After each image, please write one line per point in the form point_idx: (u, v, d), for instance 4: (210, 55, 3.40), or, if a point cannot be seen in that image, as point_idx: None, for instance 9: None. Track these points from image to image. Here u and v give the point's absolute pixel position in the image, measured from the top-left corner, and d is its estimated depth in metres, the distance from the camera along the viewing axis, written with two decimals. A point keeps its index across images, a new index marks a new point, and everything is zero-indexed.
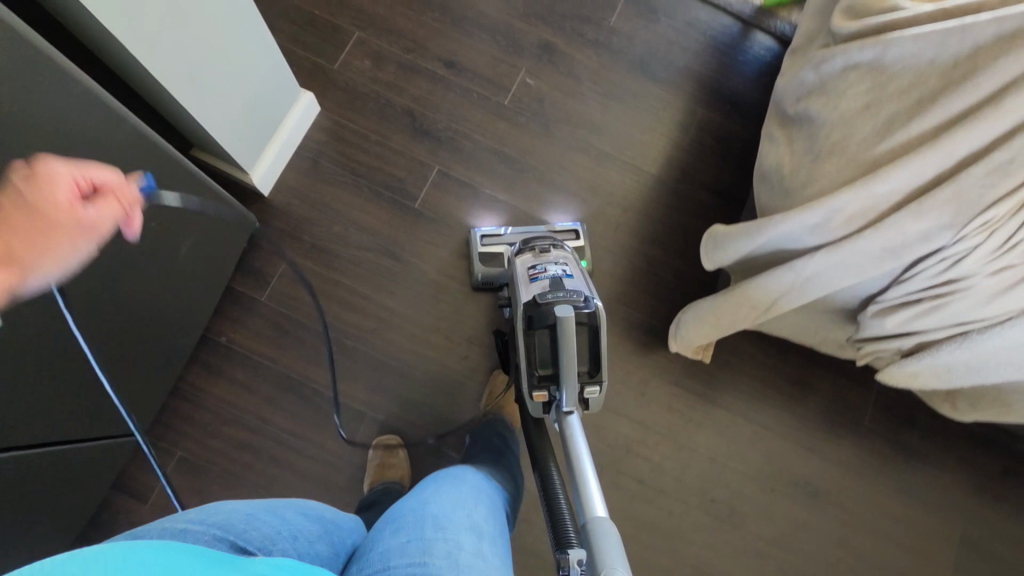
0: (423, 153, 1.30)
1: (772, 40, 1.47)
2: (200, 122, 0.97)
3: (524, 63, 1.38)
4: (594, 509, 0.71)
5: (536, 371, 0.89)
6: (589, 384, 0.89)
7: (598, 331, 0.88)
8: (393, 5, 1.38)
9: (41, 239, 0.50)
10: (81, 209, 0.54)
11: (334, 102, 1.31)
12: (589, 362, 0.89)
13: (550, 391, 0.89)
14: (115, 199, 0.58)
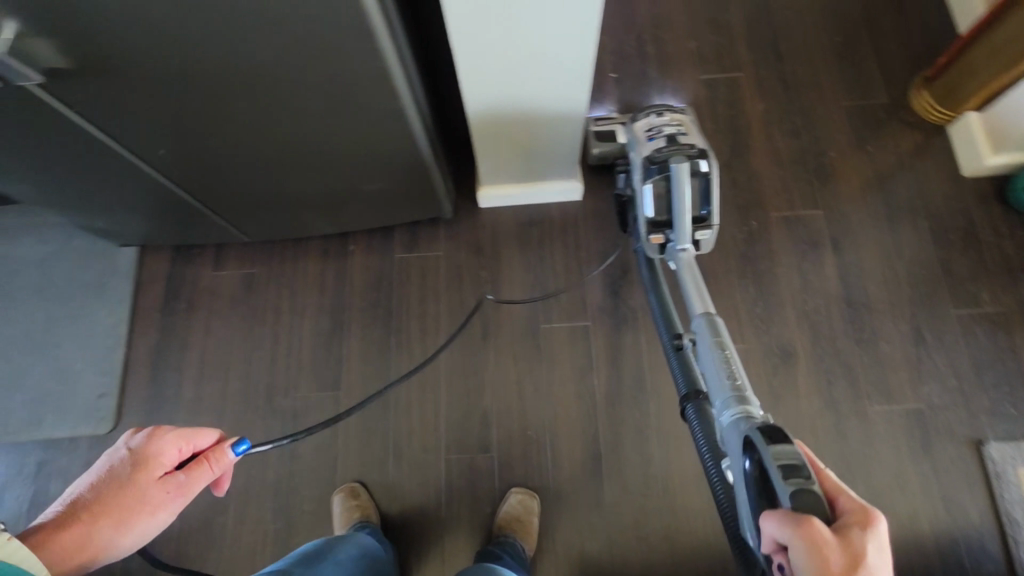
0: (595, 303, 1.27)
1: None
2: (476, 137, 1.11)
3: (751, 343, 1.21)
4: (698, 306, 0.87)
5: (650, 219, 1.02)
6: (701, 228, 1.00)
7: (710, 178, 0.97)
8: (718, 196, 1.32)
9: (118, 524, 0.59)
10: (172, 480, 0.63)
11: (593, 205, 1.33)
12: (703, 206, 0.98)
13: (665, 235, 1.03)
14: (209, 463, 0.66)
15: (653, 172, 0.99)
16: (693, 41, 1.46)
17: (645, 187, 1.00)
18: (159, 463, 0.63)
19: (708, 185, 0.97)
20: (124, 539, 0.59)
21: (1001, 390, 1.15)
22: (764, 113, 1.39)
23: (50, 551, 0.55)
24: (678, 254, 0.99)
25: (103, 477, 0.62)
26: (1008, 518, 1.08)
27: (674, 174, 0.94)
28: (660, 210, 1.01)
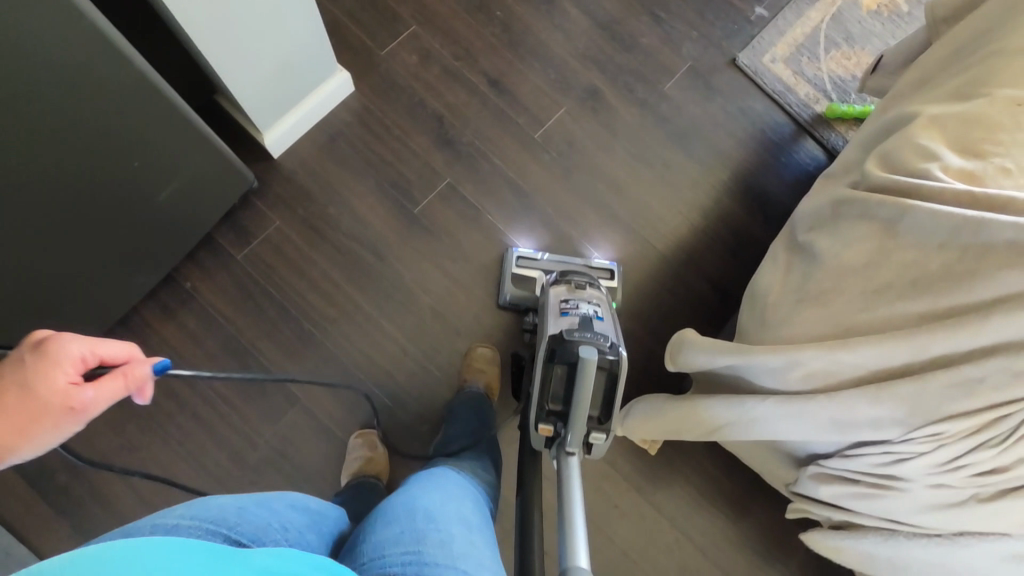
0: (439, 161, 1.29)
1: (820, 151, 1.42)
2: (222, 76, 0.98)
3: (566, 104, 1.36)
4: (579, 556, 0.64)
5: (546, 405, 0.85)
6: (597, 431, 0.82)
7: (616, 378, 0.82)
8: (457, 10, 1.36)
9: (26, 434, 0.50)
10: (75, 395, 0.51)
11: (369, 86, 1.30)
12: (598, 408, 0.82)
13: (556, 427, 0.84)
14: (121, 379, 0.54)
15: (556, 357, 0.83)
16: None
17: (544, 373, 0.84)
18: (60, 366, 0.52)
19: (614, 387, 0.83)
20: (16, 457, 0.50)
21: (722, 18, 1.46)
22: None
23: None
24: (568, 456, 0.81)
25: (0, 374, 0.51)
26: (776, 95, 1.44)
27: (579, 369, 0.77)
28: (558, 394, 0.85)
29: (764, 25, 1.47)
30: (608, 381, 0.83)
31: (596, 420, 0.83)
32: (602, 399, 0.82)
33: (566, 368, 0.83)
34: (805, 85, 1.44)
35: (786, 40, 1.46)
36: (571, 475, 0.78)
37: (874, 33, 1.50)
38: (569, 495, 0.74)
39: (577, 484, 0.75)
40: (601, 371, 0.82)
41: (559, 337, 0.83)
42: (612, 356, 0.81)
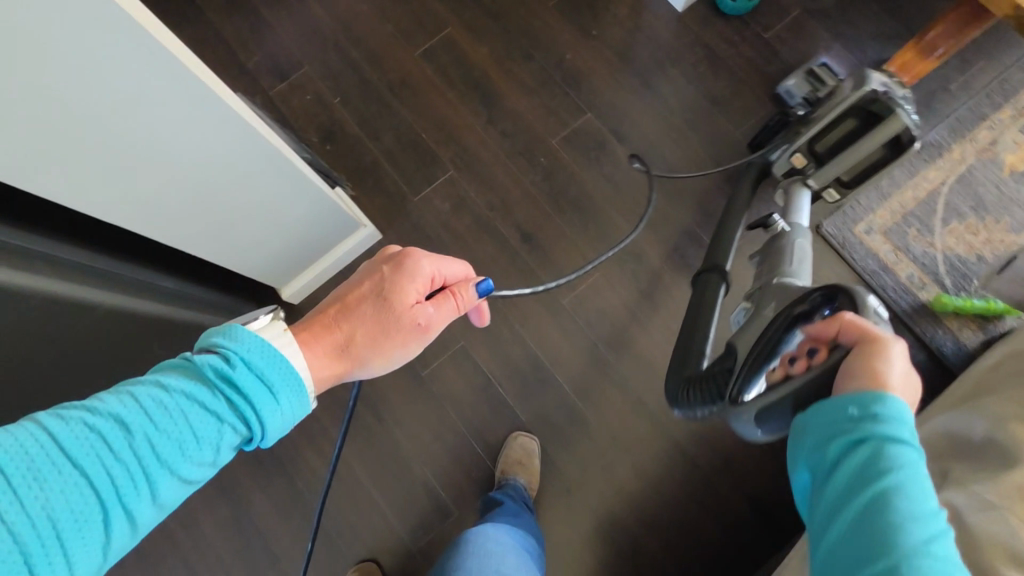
0: (455, 320, 1.22)
1: (921, 350, 1.15)
2: (229, 262, 0.98)
3: (606, 266, 1.22)
4: (800, 275, 0.90)
5: (817, 142, 1.04)
6: (835, 189, 1.07)
7: (901, 153, 0.96)
8: (500, 154, 1.28)
9: (382, 338, 0.66)
10: (422, 310, 0.68)
11: (397, 234, 1.25)
12: (851, 174, 1.03)
13: (805, 165, 1.07)
14: (452, 299, 0.70)
15: (868, 102, 0.95)
16: (389, 24, 1.37)
17: (839, 119, 0.99)
18: (409, 291, 0.67)
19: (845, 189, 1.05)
20: (374, 356, 0.66)
21: None
22: (492, 54, 1.34)
23: (320, 353, 0.61)
24: (803, 187, 1.08)
25: (367, 283, 0.67)
26: (868, 274, 1.18)
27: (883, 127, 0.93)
28: (831, 141, 1.03)
29: (863, 184, 1.23)
30: (885, 159, 0.98)
31: (837, 185, 1.06)
32: (863, 174, 1.01)
33: (859, 121, 0.97)
34: (908, 264, 1.18)
35: (888, 206, 1.22)
36: (800, 201, 1.06)
37: (1015, 201, 1.20)
38: (791, 206, 1.07)
39: (797, 239, 0.96)
40: (886, 150, 0.97)
41: (871, 97, 0.94)
42: (914, 138, 0.93)
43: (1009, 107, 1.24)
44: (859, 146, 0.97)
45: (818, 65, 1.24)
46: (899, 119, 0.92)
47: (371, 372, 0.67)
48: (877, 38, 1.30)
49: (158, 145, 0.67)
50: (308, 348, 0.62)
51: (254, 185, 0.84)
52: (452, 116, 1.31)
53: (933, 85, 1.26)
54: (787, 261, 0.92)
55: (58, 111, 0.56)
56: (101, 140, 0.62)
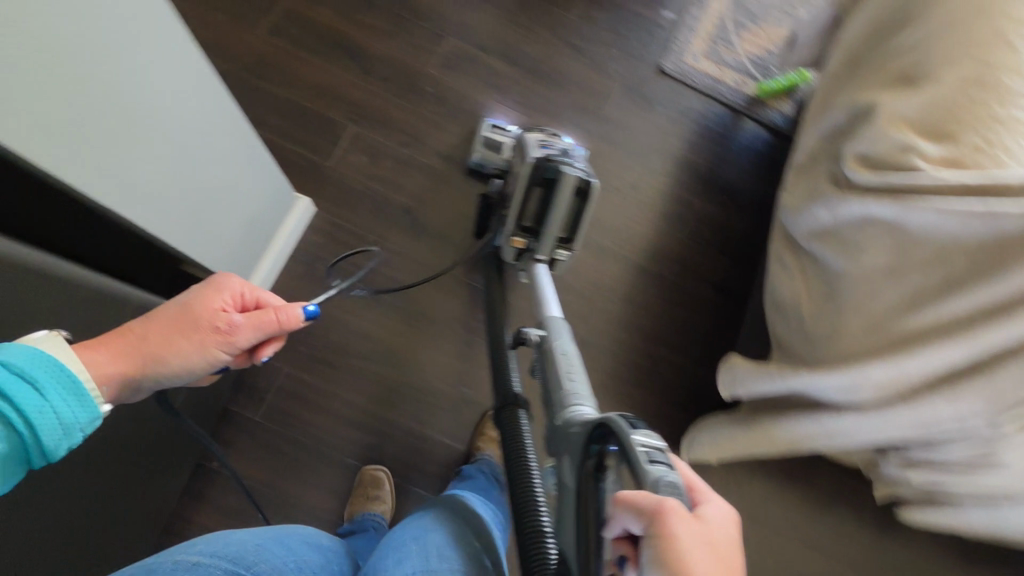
0: (423, 253, 1.27)
1: (762, 129, 1.50)
2: (212, 261, 0.93)
3: None
4: (551, 310, 0.96)
5: (524, 220, 1.06)
6: (563, 249, 1.05)
7: (588, 199, 1.01)
8: (389, 97, 1.34)
9: (187, 349, 0.65)
10: (227, 317, 0.67)
11: (329, 200, 1.26)
12: (568, 229, 1.04)
13: (524, 240, 1.07)
14: (270, 310, 0.70)
15: (540, 172, 1.02)
16: (217, 12, 1.32)
17: (526, 193, 1.04)
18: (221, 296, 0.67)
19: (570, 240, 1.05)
20: (171, 356, 0.64)
21: (636, 30, 1.51)
22: (336, 11, 1.37)
23: (105, 349, 0.61)
24: (538, 262, 1.07)
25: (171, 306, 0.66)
26: (707, 89, 1.50)
27: (562, 186, 0.99)
28: (532, 212, 1.06)
29: (675, 26, 1.53)
30: (580, 204, 1.02)
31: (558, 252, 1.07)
32: (574, 223, 1.04)
33: (543, 187, 1.03)
34: (729, 72, 1.52)
35: (699, 36, 1.53)
36: (540, 277, 1.05)
37: (771, 6, 1.59)
38: (540, 293, 1.02)
39: (558, 343, 0.89)
40: (578, 196, 1.01)
41: (537, 166, 1.02)
42: (590, 185, 1.00)
43: None
44: (556, 205, 1.01)
45: (490, 129, 1.26)
46: (567, 176, 0.99)
47: (169, 377, 0.65)
48: None
49: (147, 96, 0.65)
50: (93, 348, 0.60)
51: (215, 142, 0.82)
52: (327, 78, 1.32)
53: None
54: (550, 224, 1.02)
55: (66, 53, 0.53)
56: (107, 94, 0.59)
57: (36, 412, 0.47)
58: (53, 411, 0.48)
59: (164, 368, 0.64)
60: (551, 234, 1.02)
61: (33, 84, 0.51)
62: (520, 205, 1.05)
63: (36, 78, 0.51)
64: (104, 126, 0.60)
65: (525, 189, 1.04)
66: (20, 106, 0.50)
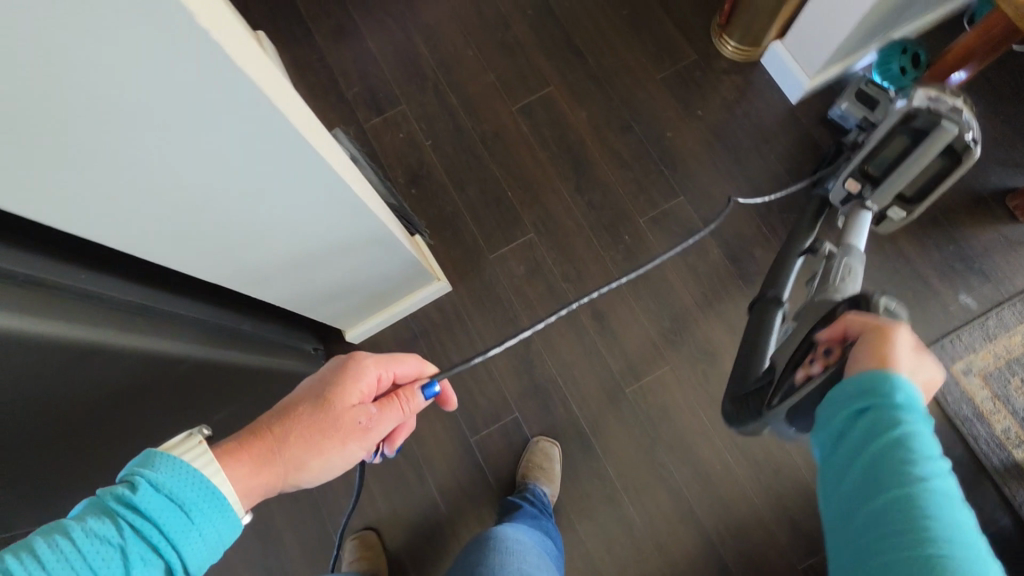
0: (512, 390, 1.18)
1: (1006, 514, 1.06)
2: (309, 310, 0.99)
3: (674, 359, 1.17)
4: (857, 240, 0.99)
5: (867, 166, 0.97)
6: (898, 207, 1.00)
7: (963, 163, 0.87)
8: (584, 225, 1.25)
9: (323, 453, 0.65)
10: (367, 412, 0.69)
11: (467, 289, 1.24)
12: (914, 189, 0.96)
13: (859, 183, 1.00)
14: (402, 398, 0.72)
15: (908, 125, 0.86)
16: (491, 74, 1.36)
17: (885, 140, 0.90)
18: (355, 392, 0.69)
19: (931, 184, 0.94)
20: (312, 461, 0.65)
21: (907, 298, 1.17)
22: (590, 119, 1.31)
23: (242, 461, 0.60)
24: (864, 210, 1.02)
25: (303, 396, 0.68)
26: (958, 418, 1.10)
27: (937, 137, 0.83)
28: (883, 163, 0.95)
29: (966, 319, 1.15)
30: (943, 168, 0.90)
31: (899, 202, 0.99)
32: (931, 180, 0.93)
33: (910, 140, 0.88)
34: (1006, 415, 1.09)
35: (993, 348, 1.13)
36: (861, 225, 1.01)
37: None
38: (855, 233, 1.01)
39: (853, 260, 0.93)
40: (955, 155, 0.87)
41: (908, 114, 0.85)
42: (974, 144, 0.84)
43: None
44: (917, 160, 0.88)
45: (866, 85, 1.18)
46: (946, 133, 0.83)
47: (307, 480, 0.66)
48: (1004, 163, 1.21)
49: (279, 221, 0.67)
50: (234, 459, 0.59)
51: (352, 249, 0.83)
52: (541, 178, 1.29)
53: None
54: (899, 171, 0.92)
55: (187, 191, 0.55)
56: (229, 217, 0.62)
57: (181, 538, 0.50)
58: (197, 537, 0.51)
59: (302, 477, 0.65)
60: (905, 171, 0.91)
61: (140, 207, 0.55)
62: (874, 151, 0.93)
63: (148, 204, 0.55)
64: (217, 233, 0.64)
65: (888, 140, 0.90)
66: (117, 218, 0.55)
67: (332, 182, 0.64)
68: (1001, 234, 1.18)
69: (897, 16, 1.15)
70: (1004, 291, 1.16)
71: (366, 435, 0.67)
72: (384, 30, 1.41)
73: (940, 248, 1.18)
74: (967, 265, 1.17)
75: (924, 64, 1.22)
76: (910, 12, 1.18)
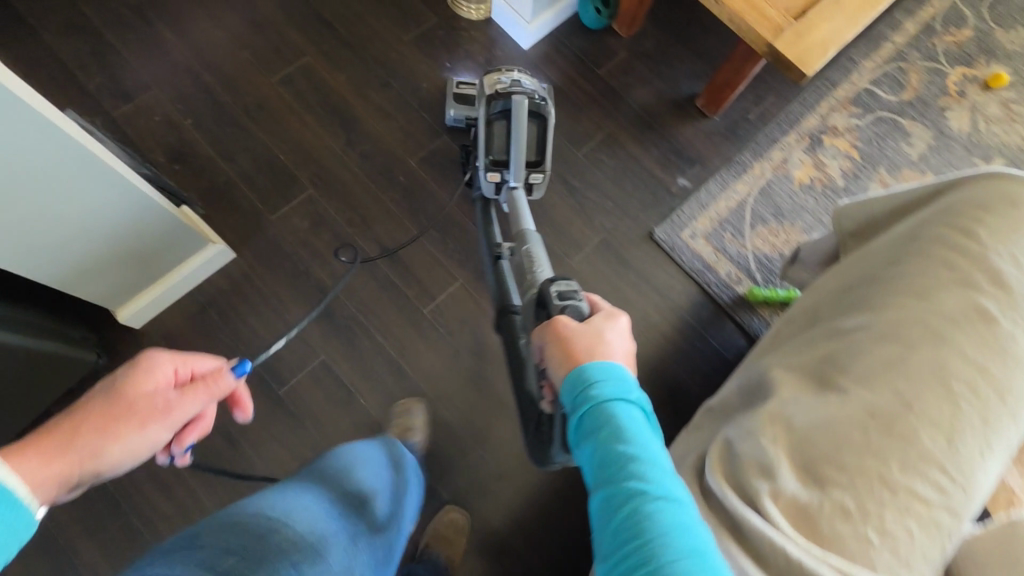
0: (315, 337, 1.20)
1: (741, 337, 1.32)
2: (57, 282, 0.94)
3: (463, 276, 1.28)
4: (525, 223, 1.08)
5: (491, 154, 1.14)
6: (536, 170, 1.13)
7: (545, 121, 1.12)
8: (360, 174, 1.32)
9: (122, 440, 0.63)
10: (169, 399, 0.66)
11: (252, 252, 1.24)
12: (535, 153, 1.13)
13: (499, 171, 1.15)
14: (208, 382, 0.70)
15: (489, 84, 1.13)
16: (245, 51, 1.39)
17: (489, 126, 1.13)
18: (152, 383, 0.66)
19: (544, 130, 1.13)
20: (112, 446, 0.62)
21: (641, 189, 1.41)
22: (350, 81, 1.39)
23: (42, 454, 0.57)
24: (515, 189, 1.14)
25: (88, 405, 0.63)
26: (694, 272, 1.35)
27: (517, 109, 1.07)
28: (500, 146, 1.14)
29: (686, 196, 1.41)
30: (539, 127, 1.13)
31: (535, 168, 1.15)
32: (539, 140, 1.13)
33: (504, 117, 1.12)
34: (726, 262, 1.36)
35: (708, 214, 1.40)
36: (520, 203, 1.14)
37: (804, 208, 1.44)
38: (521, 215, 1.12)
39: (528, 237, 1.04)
40: (537, 118, 1.12)
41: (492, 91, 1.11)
42: (542, 100, 1.10)
43: (794, 133, 1.50)
44: (516, 118, 1.08)
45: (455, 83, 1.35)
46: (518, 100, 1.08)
47: (112, 468, 0.62)
48: (689, 74, 1.52)
49: None
50: (22, 456, 0.55)
51: (71, 189, 0.80)
52: (311, 138, 1.33)
53: (734, 115, 1.49)
54: (513, 149, 1.10)
55: None
56: None
57: None
58: None
59: (106, 460, 0.61)
60: (517, 119, 1.08)
61: None
62: (486, 136, 1.13)
63: None
64: None
65: (483, 100, 1.12)
66: None
67: (123, 182, 0.86)
68: (698, 128, 1.48)
69: None
70: (708, 170, 1.44)
71: (165, 417, 0.66)
72: (122, 22, 1.37)
73: (657, 145, 1.45)
74: (679, 156, 1.45)
75: (614, 3, 1.48)
76: None
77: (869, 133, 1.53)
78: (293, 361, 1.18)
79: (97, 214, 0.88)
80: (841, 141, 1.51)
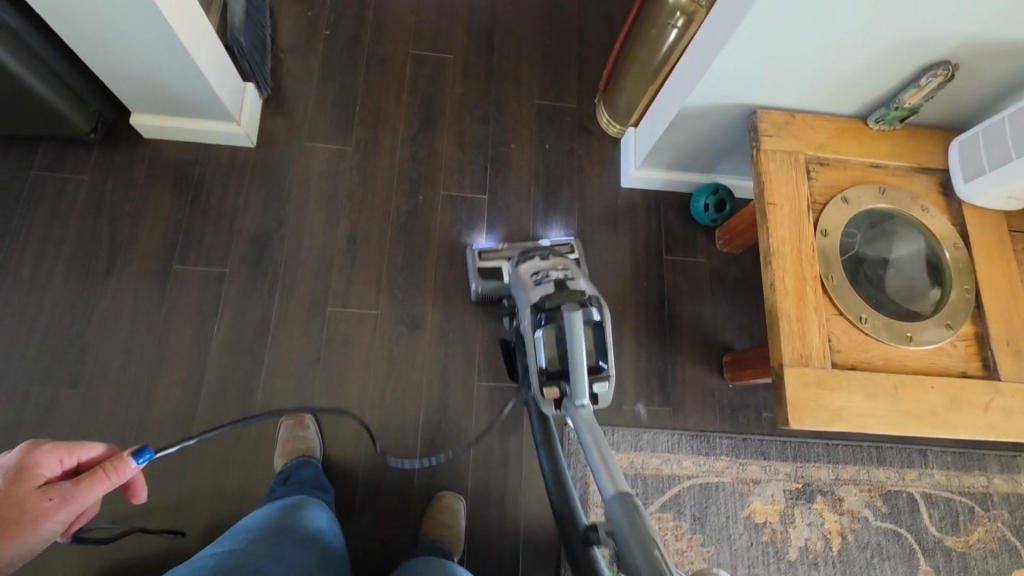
0: (237, 251, 1.23)
1: None
2: (98, 70, 1.09)
3: (383, 310, 1.23)
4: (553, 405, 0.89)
5: (543, 367, 0.87)
6: (598, 379, 0.85)
7: (602, 324, 0.87)
8: (394, 168, 1.34)
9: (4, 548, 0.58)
10: (54, 487, 0.60)
11: (264, 153, 1.31)
12: (595, 357, 0.86)
13: (560, 386, 0.86)
14: (103, 472, 0.63)
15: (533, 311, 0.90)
16: (414, 17, 1.47)
17: (535, 337, 0.88)
18: (38, 475, 0.61)
19: (601, 335, 0.87)
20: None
21: None
22: (461, 98, 1.41)
23: None
24: (577, 411, 0.82)
25: None
26: None
27: (569, 325, 0.81)
28: (550, 359, 0.88)
29: (629, 423, 1.23)
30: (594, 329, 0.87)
31: (599, 380, 0.85)
32: (600, 349, 0.86)
33: (555, 327, 0.87)
34: None
35: (631, 456, 1.21)
36: (584, 428, 0.79)
37: (728, 541, 1.18)
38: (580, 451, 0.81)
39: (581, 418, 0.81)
40: (591, 327, 0.87)
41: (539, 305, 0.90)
42: (597, 312, 0.86)
43: (791, 467, 1.25)
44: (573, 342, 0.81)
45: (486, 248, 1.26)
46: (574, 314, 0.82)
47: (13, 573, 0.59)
48: (742, 329, 1.33)
49: None
50: None
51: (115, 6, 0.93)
52: (389, 113, 1.38)
53: (747, 398, 1.28)
54: (573, 368, 0.81)
55: None
56: None
57: None
58: None
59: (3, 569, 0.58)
60: (577, 340, 0.80)
61: None
62: (533, 353, 0.88)
63: None
64: None
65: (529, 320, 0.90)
66: None
67: (167, 38, 1.00)
68: (703, 379, 1.29)
69: (721, 156, 1.26)
70: (674, 422, 1.25)
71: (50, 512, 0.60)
72: None
73: (650, 359, 1.29)
74: (661, 385, 1.27)
75: (728, 212, 1.33)
76: (738, 163, 1.29)
77: (872, 539, 1.22)
78: (203, 254, 1.22)
79: (139, 39, 1.00)
80: (833, 519, 1.22)
